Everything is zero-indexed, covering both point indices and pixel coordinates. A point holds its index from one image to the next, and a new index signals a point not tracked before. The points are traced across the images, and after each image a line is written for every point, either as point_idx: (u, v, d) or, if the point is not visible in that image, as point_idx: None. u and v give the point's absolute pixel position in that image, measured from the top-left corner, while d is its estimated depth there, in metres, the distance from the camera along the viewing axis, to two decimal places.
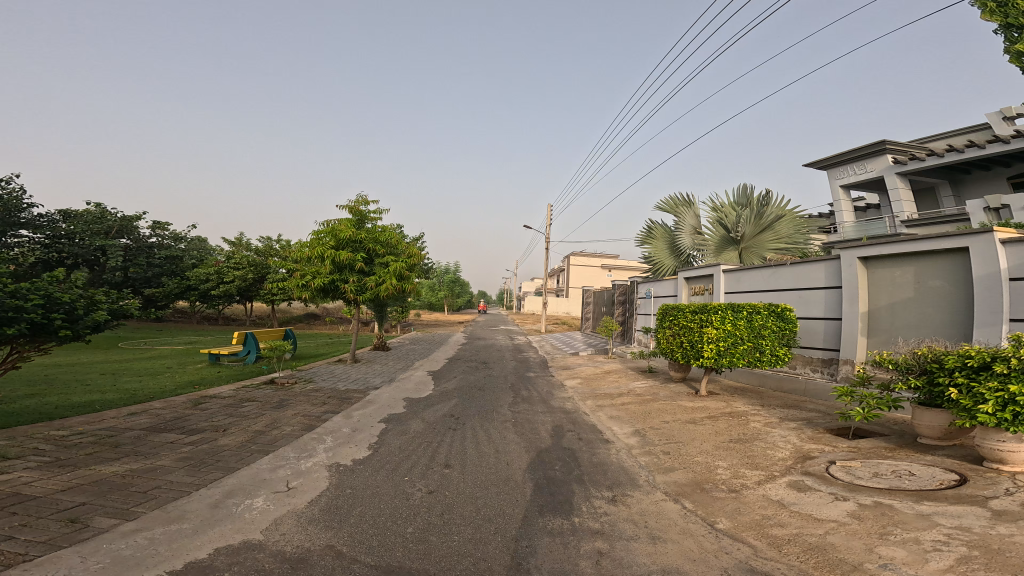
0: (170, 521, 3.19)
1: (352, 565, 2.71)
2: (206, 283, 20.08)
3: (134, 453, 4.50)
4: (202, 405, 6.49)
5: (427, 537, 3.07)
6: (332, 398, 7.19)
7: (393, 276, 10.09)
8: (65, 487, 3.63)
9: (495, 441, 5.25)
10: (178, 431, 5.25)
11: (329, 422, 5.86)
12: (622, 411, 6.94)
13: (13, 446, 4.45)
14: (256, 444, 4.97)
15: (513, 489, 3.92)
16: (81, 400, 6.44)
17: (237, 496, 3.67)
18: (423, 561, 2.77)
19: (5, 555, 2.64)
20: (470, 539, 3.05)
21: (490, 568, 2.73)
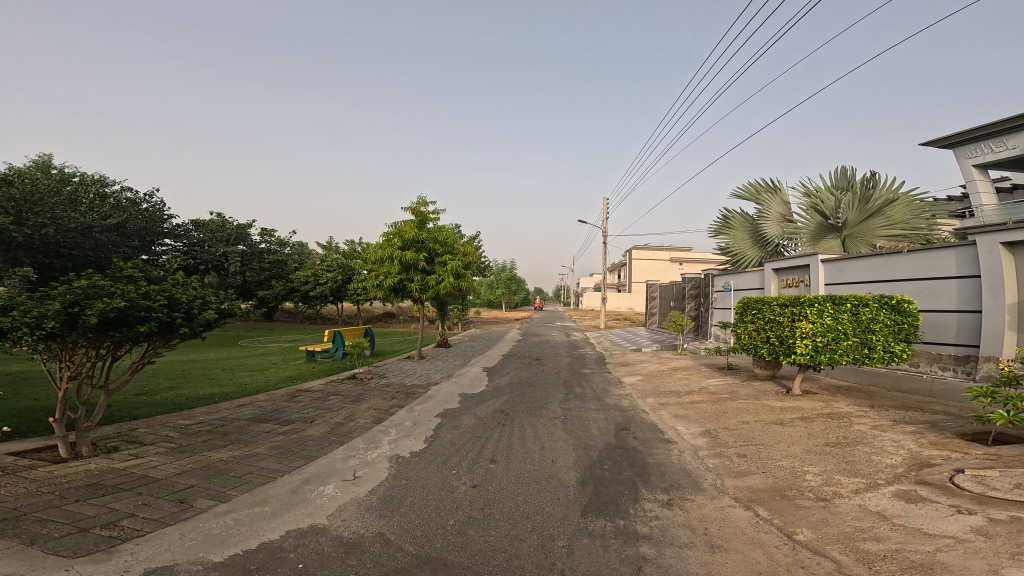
0: (254, 504, 3.40)
1: (395, 553, 2.75)
2: (306, 284, 21.75)
3: (236, 441, 4.90)
4: (295, 398, 7.01)
5: (466, 531, 3.08)
6: (399, 393, 7.52)
7: (451, 274, 10.39)
8: (180, 471, 3.98)
9: (543, 437, 5.18)
10: (275, 422, 5.71)
11: (395, 416, 6.11)
12: (693, 410, 6.56)
13: (147, 432, 5.02)
14: (335, 435, 5.27)
15: (555, 488, 3.84)
16: (203, 393, 7.19)
17: (313, 482, 3.87)
18: (459, 554, 2.78)
19: (123, 530, 2.91)
20: (506, 536, 3.02)
21: (522, 566, 2.67)
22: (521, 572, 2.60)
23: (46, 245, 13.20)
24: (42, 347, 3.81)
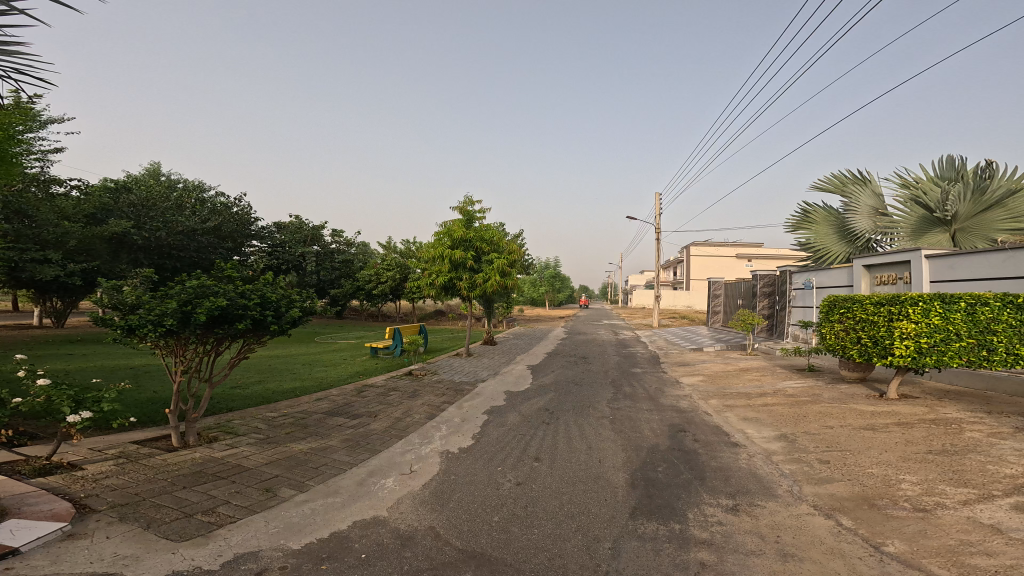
0: (328, 494, 3.43)
1: (443, 547, 2.81)
2: (370, 283, 22.32)
3: (315, 433, 4.99)
4: (361, 392, 7.25)
5: (510, 527, 3.11)
6: (449, 390, 7.67)
7: (497, 272, 10.48)
8: (267, 460, 4.05)
9: (589, 437, 5.11)
10: (345, 417, 5.74)
11: (445, 413, 6.24)
12: (767, 413, 6.22)
13: (242, 424, 5.16)
14: (396, 429, 5.36)
15: (602, 488, 3.79)
16: (287, 386, 7.51)
17: (377, 475, 3.90)
18: (503, 550, 2.81)
19: (219, 515, 2.98)
20: (550, 535, 3.02)
21: (565, 565, 2.67)
22: (564, 571, 2.60)
23: (159, 247, 14.52)
24: (161, 345, 4.18)
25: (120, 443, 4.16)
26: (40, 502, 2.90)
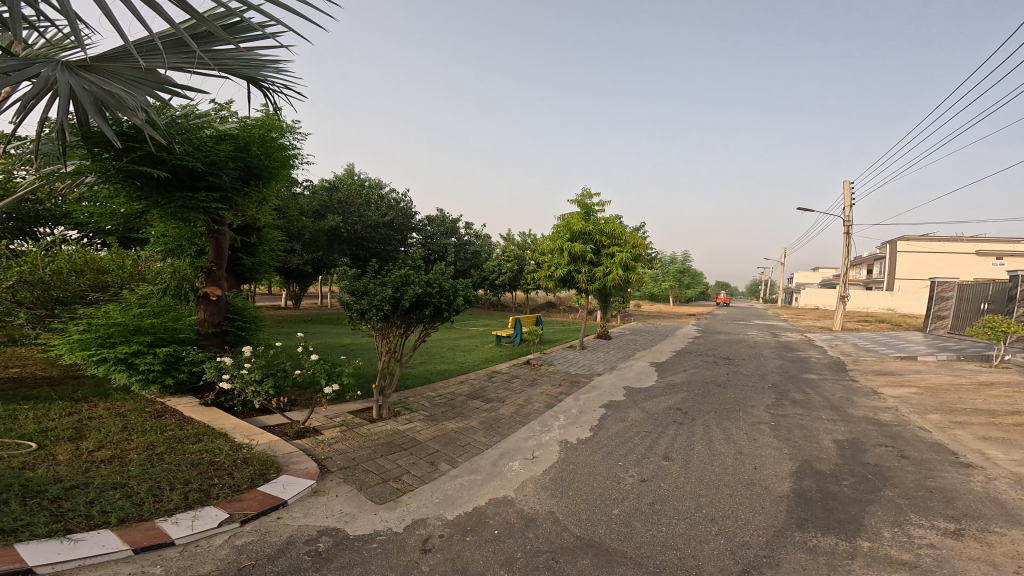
0: (471, 471, 3.67)
1: (561, 532, 2.87)
2: (494, 275, 23.01)
3: (460, 413, 5.30)
4: (492, 378, 7.62)
5: (632, 522, 3.07)
6: (566, 380, 7.77)
7: (618, 266, 10.10)
8: (431, 436, 4.39)
9: (723, 442, 4.79)
10: (482, 400, 6.07)
11: (563, 403, 6.32)
12: (1016, 436, 5.05)
13: (415, 400, 5.68)
14: (520, 416, 5.54)
15: (739, 495, 3.53)
16: (440, 367, 8.04)
17: (507, 458, 4.09)
18: (624, 543, 2.78)
19: (402, 482, 3.33)
20: (681, 535, 2.91)
21: (699, 567, 2.55)
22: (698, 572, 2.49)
23: (355, 238, 16.62)
24: (376, 326, 4.83)
25: (344, 412, 4.82)
26: (297, 461, 3.43)
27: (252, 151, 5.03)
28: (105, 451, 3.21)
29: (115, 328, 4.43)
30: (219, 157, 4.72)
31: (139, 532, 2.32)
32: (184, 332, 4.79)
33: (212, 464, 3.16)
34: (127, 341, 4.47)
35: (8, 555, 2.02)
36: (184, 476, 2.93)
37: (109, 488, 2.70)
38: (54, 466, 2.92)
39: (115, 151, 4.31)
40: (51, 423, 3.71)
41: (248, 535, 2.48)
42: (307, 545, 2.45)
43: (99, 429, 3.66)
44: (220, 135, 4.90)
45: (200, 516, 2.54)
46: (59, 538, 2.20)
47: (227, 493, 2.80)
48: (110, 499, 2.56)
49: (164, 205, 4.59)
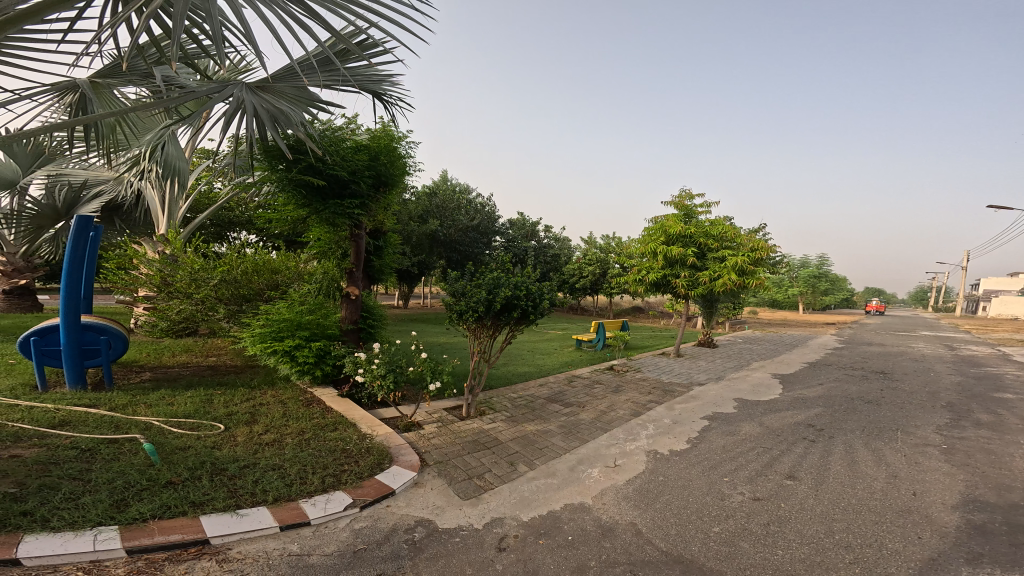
0: (546, 475, 3.68)
1: (645, 545, 2.77)
2: (573, 278, 23.01)
3: (539, 416, 5.34)
4: (572, 382, 7.58)
5: (736, 541, 2.88)
6: (657, 388, 7.49)
7: (730, 270, 9.41)
8: (511, 436, 4.48)
9: (829, 461, 4.33)
10: (562, 403, 6.09)
11: (652, 411, 6.10)
12: None
13: (497, 400, 5.85)
14: (601, 422, 5.45)
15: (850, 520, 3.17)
16: (520, 369, 8.13)
17: (585, 464, 4.04)
18: (719, 562, 2.62)
19: (483, 480, 3.44)
20: (795, 560, 2.68)
21: None
22: None
23: (450, 241, 17.37)
24: (469, 327, 5.08)
25: (440, 408, 5.10)
26: (403, 452, 3.68)
27: (383, 160, 5.44)
28: (268, 435, 3.69)
29: (282, 323, 5.02)
30: (358, 166, 5.26)
31: (284, 511, 2.65)
32: (331, 328, 5.34)
33: (342, 451, 3.51)
34: (292, 334, 5.08)
35: (193, 526, 2.41)
36: (321, 461, 3.28)
37: (269, 469, 3.11)
38: (233, 447, 3.42)
39: (288, 163, 5.07)
40: (235, 407, 4.35)
41: (364, 520, 2.72)
42: (406, 533, 2.63)
43: (267, 415, 4.21)
44: (357, 146, 5.37)
45: (330, 499, 2.83)
46: (230, 512, 2.57)
47: (352, 479, 3.09)
48: (268, 480, 2.94)
49: (320, 211, 5.27)
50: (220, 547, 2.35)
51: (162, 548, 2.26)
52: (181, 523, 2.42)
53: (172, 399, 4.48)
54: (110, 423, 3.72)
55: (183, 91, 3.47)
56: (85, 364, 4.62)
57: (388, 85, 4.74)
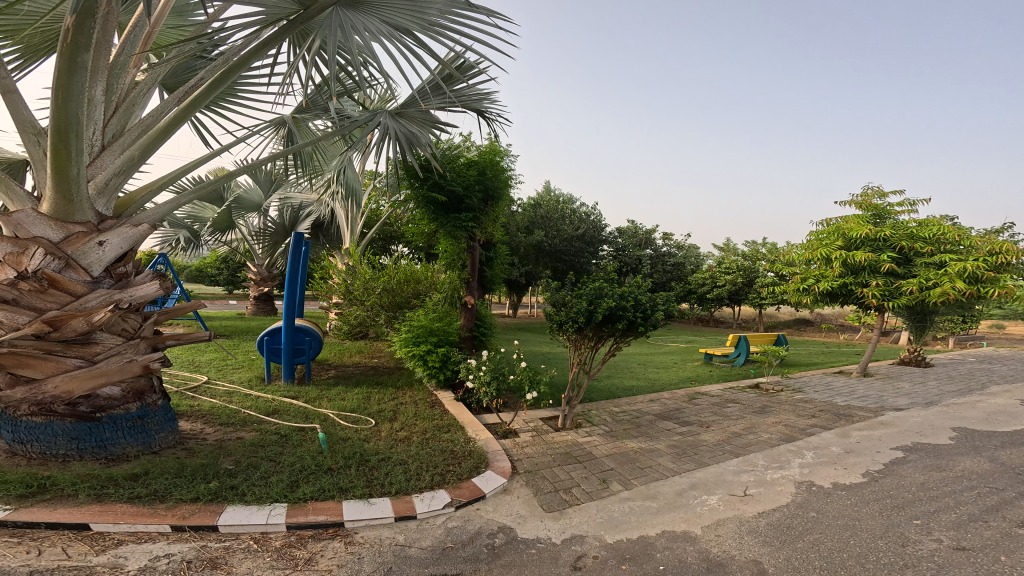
0: (645, 497, 3.49)
1: None
2: (704, 287, 21.36)
3: (645, 433, 5.09)
4: (694, 399, 6.99)
5: None
6: (824, 412, 6.31)
7: (957, 276, 7.26)
8: (607, 452, 4.37)
9: None
10: (675, 421, 5.70)
11: (813, 438, 5.12)
12: None
13: (595, 414, 5.76)
14: (732, 445, 4.86)
15: None
16: (628, 383, 7.81)
17: (699, 489, 3.70)
18: None
19: (568, 494, 3.41)
20: None
21: None
22: None
23: (554, 252, 17.52)
24: (571, 338, 5.13)
25: (535, 417, 5.19)
26: (498, 458, 3.85)
27: (489, 174, 5.77)
28: (401, 432, 4.13)
29: (419, 330, 5.65)
30: (469, 183, 5.66)
31: (399, 503, 2.95)
32: (452, 334, 5.77)
33: (450, 451, 3.79)
34: (425, 340, 5.62)
35: (335, 509, 2.81)
36: (434, 460, 3.56)
37: (397, 463, 3.47)
38: (377, 440, 3.90)
39: (421, 181, 5.64)
40: (384, 405, 4.92)
41: (456, 520, 2.91)
42: (488, 538, 2.75)
43: (404, 413, 4.69)
44: (468, 161, 5.78)
45: (434, 496, 3.08)
46: (360, 499, 2.94)
47: (453, 479, 3.33)
48: (393, 473, 3.29)
49: (444, 225, 5.79)
50: (349, 531, 2.70)
51: (311, 526, 2.68)
52: (329, 506, 2.84)
53: (346, 394, 5.23)
54: (300, 413, 4.47)
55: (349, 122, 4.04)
56: (296, 361, 5.58)
57: (488, 102, 5.00)
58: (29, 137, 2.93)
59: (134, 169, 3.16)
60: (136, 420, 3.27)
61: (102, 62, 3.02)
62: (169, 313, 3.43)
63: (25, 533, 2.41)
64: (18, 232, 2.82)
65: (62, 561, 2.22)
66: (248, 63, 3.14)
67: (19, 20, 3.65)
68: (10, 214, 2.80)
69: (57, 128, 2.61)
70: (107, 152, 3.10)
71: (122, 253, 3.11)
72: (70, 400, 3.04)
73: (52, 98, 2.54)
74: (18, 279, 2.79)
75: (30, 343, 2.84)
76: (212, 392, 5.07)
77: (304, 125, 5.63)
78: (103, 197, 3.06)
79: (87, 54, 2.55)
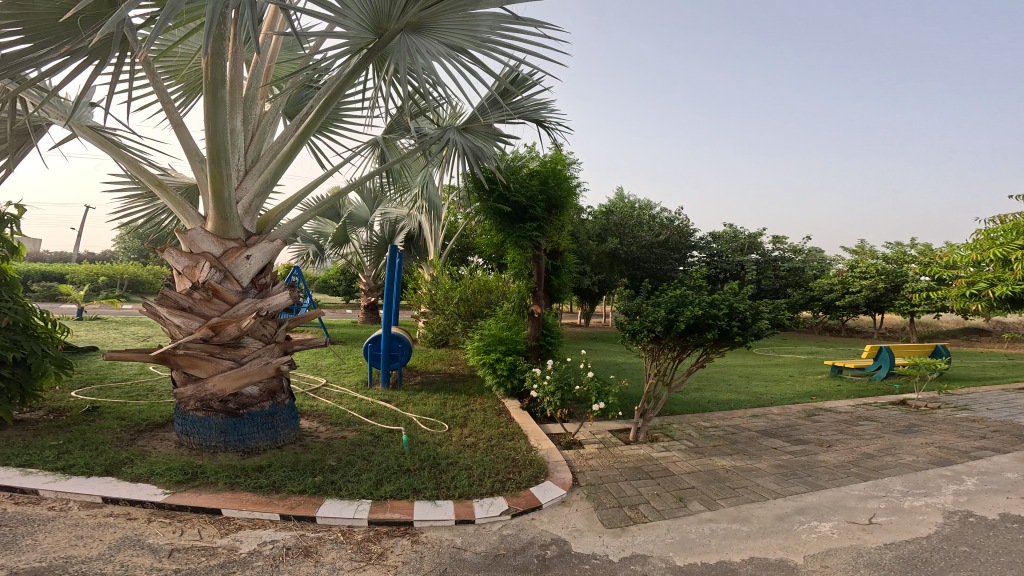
0: (734, 520, 3.20)
1: None
2: (830, 294, 18.66)
3: (743, 451, 4.68)
4: (813, 416, 6.27)
5: None
6: (997, 433, 5.43)
7: None
8: (689, 470, 4.10)
9: None
10: (785, 439, 5.17)
11: (979, 462, 4.43)
12: None
13: (678, 428, 5.44)
14: (860, 467, 4.31)
15: None
16: (723, 396, 7.23)
17: (807, 514, 3.31)
18: None
19: (635, 511, 3.25)
20: None
21: None
22: None
23: (631, 259, 17.05)
24: (646, 347, 4.92)
25: (604, 430, 5.02)
26: (559, 469, 3.78)
27: (551, 183, 5.81)
28: (469, 438, 4.21)
29: (489, 338, 5.77)
30: (533, 193, 5.73)
31: (460, 506, 3.01)
32: (520, 343, 5.83)
33: (513, 459, 3.80)
34: (494, 348, 5.73)
35: (407, 508, 2.94)
36: (495, 467, 3.58)
37: (463, 468, 3.55)
38: (447, 445, 4.00)
39: (488, 194, 5.79)
40: (455, 411, 5.06)
41: (511, 528, 2.90)
42: (540, 548, 2.71)
43: (474, 420, 4.78)
44: (531, 172, 5.86)
45: (492, 503, 3.10)
46: (428, 500, 3.05)
47: (512, 487, 3.33)
48: (458, 477, 3.36)
49: (510, 236, 5.87)
50: (417, 530, 2.81)
51: (387, 523, 2.82)
52: (402, 505, 2.98)
53: (424, 399, 5.45)
54: (391, 416, 4.75)
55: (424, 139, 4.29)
56: (390, 367, 5.91)
57: (546, 112, 5.00)
58: (194, 163, 3.47)
59: (270, 189, 3.64)
60: (268, 416, 3.66)
61: (237, 96, 3.61)
62: (297, 319, 3.84)
63: (175, 514, 2.77)
64: (192, 248, 3.36)
65: (195, 541, 2.53)
66: (341, 91, 3.48)
67: (177, 62, 4.38)
68: (186, 233, 3.33)
69: (212, 155, 3.13)
70: (249, 176, 3.58)
71: (264, 265, 3.58)
72: (222, 397, 3.48)
73: (204, 126, 3.07)
74: (192, 289, 3.33)
75: (198, 346, 3.33)
76: (328, 393, 5.58)
77: (393, 144, 6.04)
78: (250, 216, 3.55)
79: (223, 92, 3.09)
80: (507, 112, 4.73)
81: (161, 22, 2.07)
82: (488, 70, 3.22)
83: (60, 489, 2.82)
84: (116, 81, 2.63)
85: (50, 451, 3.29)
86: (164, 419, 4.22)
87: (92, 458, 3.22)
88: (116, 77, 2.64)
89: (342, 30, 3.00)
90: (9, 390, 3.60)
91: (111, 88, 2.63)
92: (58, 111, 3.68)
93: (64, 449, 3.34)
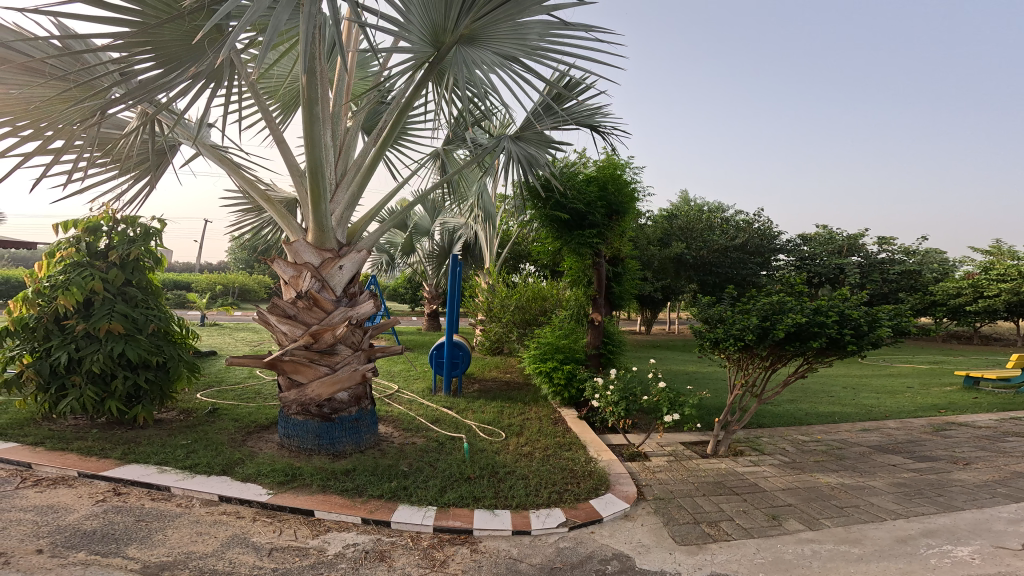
0: (842, 541, 2.86)
1: None
2: (958, 298, 16.42)
3: (852, 468, 4.19)
4: (942, 431, 5.49)
5: None
6: None
7: None
8: (784, 486, 3.74)
9: None
10: (906, 455, 4.57)
11: None
12: None
13: (770, 442, 5.00)
14: (1008, 488, 3.70)
15: None
16: (824, 409, 6.54)
17: (937, 537, 2.88)
18: None
19: (716, 529, 3.02)
20: None
21: None
22: None
23: (703, 264, 16.15)
24: (732, 356, 4.60)
25: (677, 442, 4.74)
26: (622, 481, 3.62)
27: (610, 189, 5.70)
28: (525, 447, 4.17)
29: (546, 347, 5.72)
30: (591, 198, 5.64)
31: (518, 516, 2.98)
32: (579, 352, 5.70)
33: (571, 470, 3.70)
34: (552, 356, 5.66)
35: (467, 516, 2.96)
36: (551, 477, 3.52)
37: (520, 477, 3.51)
38: (503, 453, 4.00)
39: (546, 202, 5.76)
40: (512, 420, 5.05)
41: (569, 540, 2.82)
42: (600, 563, 2.59)
43: (531, 429, 4.72)
44: (588, 178, 5.78)
45: (549, 514, 3.03)
46: (487, 508, 3.06)
47: (571, 498, 3.23)
48: (515, 487, 3.33)
49: (568, 243, 5.78)
50: (476, 538, 2.81)
51: (449, 530, 2.85)
52: (464, 513, 3.00)
53: (487, 408, 5.49)
54: (452, 423, 4.83)
55: (483, 148, 4.39)
56: (451, 374, 6.03)
57: (600, 116, 4.96)
58: (295, 177, 3.80)
59: (358, 201, 3.91)
60: (355, 421, 3.87)
61: (326, 113, 3.91)
62: (378, 327, 4.04)
63: (275, 514, 2.99)
64: (296, 258, 3.66)
65: (291, 541, 2.71)
66: (410, 105, 3.66)
67: (275, 83, 4.86)
68: (291, 244, 3.64)
69: (312, 170, 3.42)
70: (340, 189, 3.85)
71: (354, 275, 3.83)
72: (319, 402, 3.73)
73: (304, 142, 3.36)
74: (296, 297, 3.62)
75: (301, 352, 3.60)
76: (399, 399, 5.79)
77: (454, 156, 6.24)
78: (342, 228, 3.83)
79: (319, 109, 3.36)
80: (561, 117, 4.70)
81: (266, 43, 2.25)
82: (539, 76, 3.26)
83: (186, 487, 3.14)
84: (228, 102, 2.89)
85: (180, 450, 3.69)
86: (268, 421, 4.60)
87: (212, 457, 3.57)
88: (229, 99, 2.93)
89: (408, 45, 3.14)
90: (152, 391, 4.09)
91: (224, 109, 2.89)
92: (186, 132, 4.22)
93: (190, 448, 3.75)
